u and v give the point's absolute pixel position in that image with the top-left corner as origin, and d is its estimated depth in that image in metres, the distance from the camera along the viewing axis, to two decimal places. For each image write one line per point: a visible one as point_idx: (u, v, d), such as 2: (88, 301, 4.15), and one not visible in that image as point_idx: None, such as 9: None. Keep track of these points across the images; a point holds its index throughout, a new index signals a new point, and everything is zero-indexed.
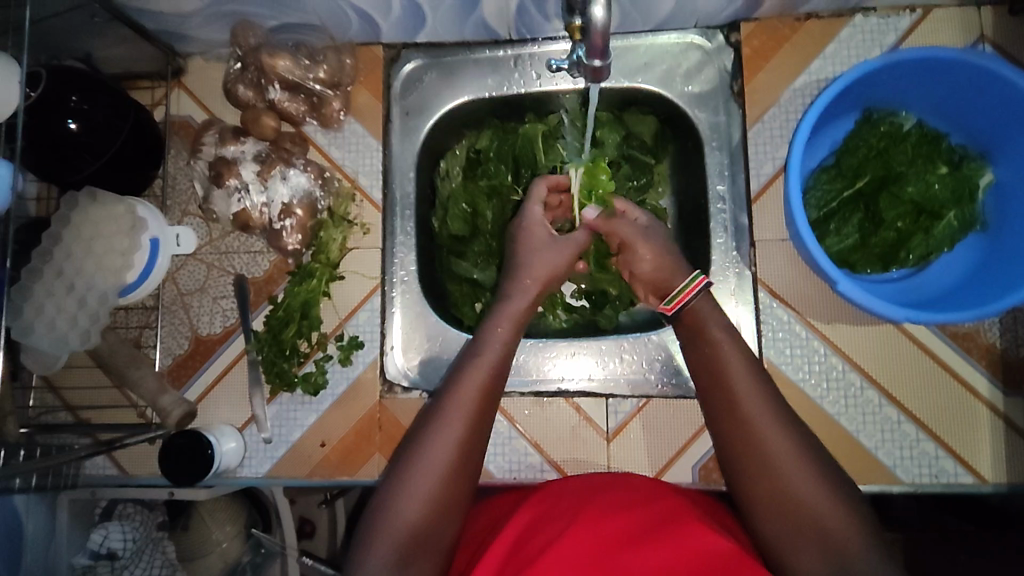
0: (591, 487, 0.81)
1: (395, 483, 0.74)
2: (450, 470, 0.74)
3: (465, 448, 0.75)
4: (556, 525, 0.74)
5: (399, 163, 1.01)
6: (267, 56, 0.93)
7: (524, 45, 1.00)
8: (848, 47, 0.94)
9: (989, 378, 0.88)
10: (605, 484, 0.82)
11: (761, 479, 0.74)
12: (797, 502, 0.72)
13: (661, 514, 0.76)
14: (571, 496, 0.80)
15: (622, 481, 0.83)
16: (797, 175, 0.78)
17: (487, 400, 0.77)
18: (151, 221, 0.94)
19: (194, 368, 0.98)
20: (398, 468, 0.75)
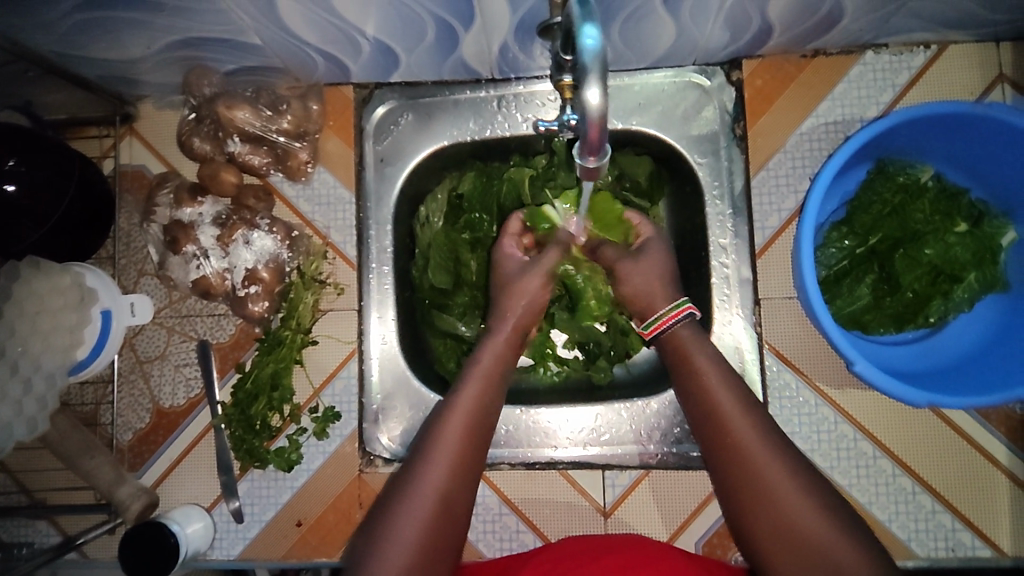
0: (583, 553, 0.75)
1: (377, 530, 0.65)
2: (439, 512, 0.66)
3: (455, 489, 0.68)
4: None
5: (374, 215, 0.92)
6: (223, 107, 0.87)
7: (508, 84, 0.92)
8: (858, 87, 0.87)
9: (1007, 445, 0.82)
10: (597, 550, 0.75)
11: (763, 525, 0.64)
12: (814, 545, 0.62)
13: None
14: (564, 562, 0.74)
15: (620, 545, 0.76)
16: (811, 226, 0.74)
17: (475, 436, 0.72)
18: (102, 292, 0.85)
19: (157, 444, 0.91)
20: (380, 514, 0.67)
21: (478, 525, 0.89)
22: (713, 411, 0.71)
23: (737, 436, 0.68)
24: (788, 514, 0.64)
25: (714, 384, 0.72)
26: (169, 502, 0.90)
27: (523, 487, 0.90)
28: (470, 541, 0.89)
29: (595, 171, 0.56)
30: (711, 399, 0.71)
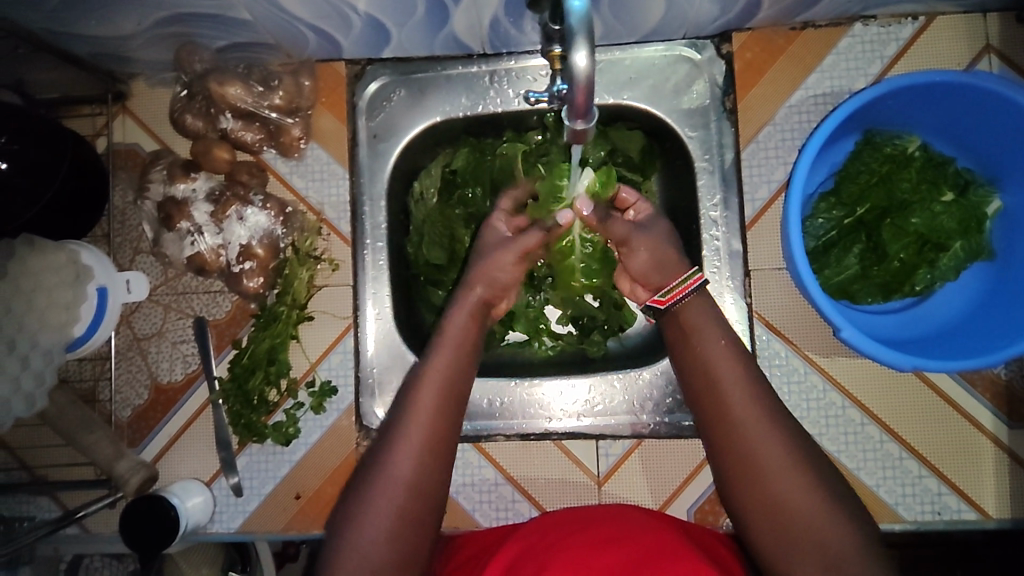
0: (572, 523, 0.77)
1: (351, 515, 0.67)
2: (410, 494, 0.67)
3: (425, 470, 0.69)
4: (537, 561, 0.70)
5: (367, 191, 0.92)
6: (216, 83, 0.87)
7: (500, 59, 0.92)
8: (846, 60, 0.87)
9: (992, 411, 0.84)
10: (587, 521, 0.77)
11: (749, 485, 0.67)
12: (796, 510, 0.66)
13: (651, 549, 0.71)
14: (554, 531, 0.76)
15: (612, 516, 0.78)
16: (798, 198, 0.75)
17: (442, 414, 0.71)
18: (97, 269, 0.86)
19: (155, 420, 0.92)
20: (355, 498, 0.69)
21: (473, 495, 0.91)
22: (712, 378, 0.71)
23: (734, 405, 0.69)
24: (773, 479, 0.67)
25: (719, 354, 0.72)
26: (168, 476, 0.91)
27: (518, 457, 0.91)
28: (466, 511, 0.91)
29: (582, 134, 0.59)
30: (713, 369, 0.71)
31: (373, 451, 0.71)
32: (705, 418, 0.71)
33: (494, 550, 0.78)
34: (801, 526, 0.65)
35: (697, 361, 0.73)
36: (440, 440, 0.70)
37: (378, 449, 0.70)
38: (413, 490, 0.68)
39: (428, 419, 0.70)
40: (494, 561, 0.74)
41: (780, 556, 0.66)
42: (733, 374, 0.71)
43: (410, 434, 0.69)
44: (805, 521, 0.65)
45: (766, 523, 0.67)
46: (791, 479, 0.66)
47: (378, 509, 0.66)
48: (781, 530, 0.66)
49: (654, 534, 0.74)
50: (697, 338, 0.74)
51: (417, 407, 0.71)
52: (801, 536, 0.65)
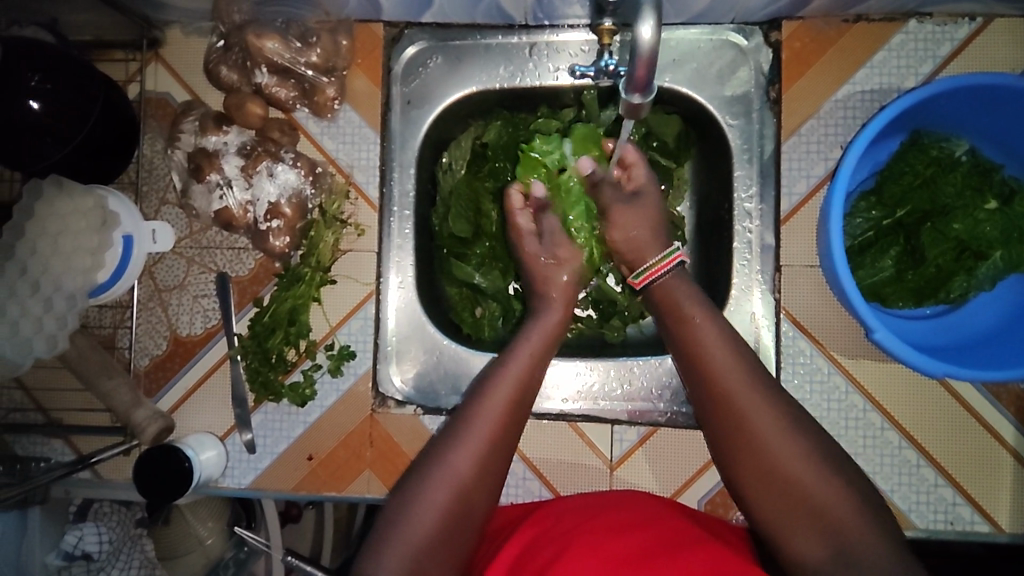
0: (589, 507, 0.77)
1: (447, 436, 0.74)
2: (468, 485, 0.71)
3: (483, 466, 0.72)
4: (555, 544, 0.70)
5: (398, 157, 0.91)
6: (253, 36, 0.85)
7: (541, 32, 0.90)
8: (898, 56, 0.85)
9: (1015, 425, 0.82)
10: (601, 507, 0.78)
11: (757, 473, 0.69)
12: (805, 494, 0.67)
13: (666, 537, 0.71)
14: (569, 515, 0.76)
15: (625, 500, 0.79)
16: (842, 192, 0.73)
17: (508, 418, 0.75)
18: (123, 216, 0.85)
19: (172, 371, 0.92)
20: (413, 480, 0.72)
21: None
22: (705, 357, 0.74)
23: (737, 396, 0.71)
24: (778, 460, 0.68)
25: (712, 345, 0.74)
26: (182, 429, 0.92)
27: (532, 436, 0.90)
28: None
29: (635, 110, 0.60)
30: (702, 349, 0.75)
31: (437, 440, 0.75)
32: (704, 403, 0.74)
33: (513, 530, 0.79)
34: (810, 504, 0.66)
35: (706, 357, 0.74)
36: (501, 441, 0.74)
37: (442, 439, 0.74)
38: (471, 479, 0.71)
39: (494, 420, 0.74)
40: (511, 543, 0.75)
41: (784, 537, 0.68)
42: (725, 357, 0.73)
43: (477, 429, 0.73)
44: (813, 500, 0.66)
45: (779, 505, 0.68)
46: (798, 464, 0.68)
47: (435, 490, 0.70)
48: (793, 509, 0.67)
49: (670, 527, 0.73)
50: (673, 316, 0.79)
51: (488, 407, 0.75)
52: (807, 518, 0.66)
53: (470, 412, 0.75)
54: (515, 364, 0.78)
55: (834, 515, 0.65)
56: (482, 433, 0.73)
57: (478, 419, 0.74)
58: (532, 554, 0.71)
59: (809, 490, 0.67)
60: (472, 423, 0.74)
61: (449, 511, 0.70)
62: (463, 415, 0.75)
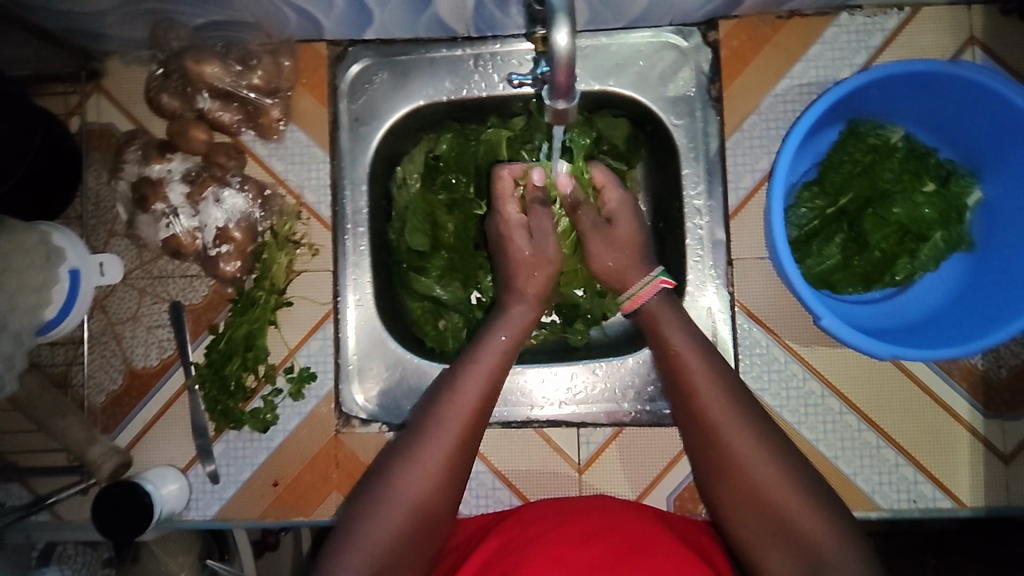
0: (557, 514, 0.77)
1: (408, 444, 0.73)
2: (434, 483, 0.71)
3: (446, 474, 0.72)
4: (514, 560, 0.70)
5: (349, 175, 0.91)
6: (192, 61, 0.85)
7: (485, 43, 0.91)
8: (832, 49, 0.87)
9: (969, 401, 0.84)
10: (567, 511, 0.77)
11: (727, 478, 0.71)
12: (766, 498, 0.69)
13: (631, 539, 0.72)
14: (534, 523, 0.76)
15: (596, 505, 0.78)
16: (782, 187, 0.74)
17: (477, 416, 0.75)
18: (69, 250, 0.84)
19: (130, 406, 0.90)
20: (378, 479, 0.72)
21: None
22: (681, 360, 0.76)
23: (703, 398, 0.73)
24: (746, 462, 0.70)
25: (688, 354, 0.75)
26: (142, 463, 0.89)
27: (499, 446, 0.90)
28: None
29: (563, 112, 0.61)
30: (679, 353, 0.76)
31: (404, 435, 0.74)
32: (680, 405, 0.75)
33: (480, 540, 0.78)
34: (773, 509, 0.68)
35: (674, 366, 0.76)
36: (462, 448, 0.73)
37: (409, 436, 0.74)
38: (430, 488, 0.71)
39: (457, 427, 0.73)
40: (477, 554, 0.74)
41: (744, 527, 0.70)
42: (697, 359, 0.75)
43: (445, 427, 0.73)
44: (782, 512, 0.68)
45: (744, 510, 0.70)
46: (767, 470, 0.69)
47: (397, 501, 0.70)
48: (761, 519, 0.69)
49: (635, 533, 0.73)
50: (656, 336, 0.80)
51: (456, 406, 0.74)
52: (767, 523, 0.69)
53: (438, 409, 0.74)
54: (484, 360, 0.78)
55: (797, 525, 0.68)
56: (450, 432, 0.73)
57: (447, 417, 0.74)
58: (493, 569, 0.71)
59: (777, 500, 0.68)
60: (440, 422, 0.73)
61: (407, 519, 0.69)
62: (424, 421, 0.74)
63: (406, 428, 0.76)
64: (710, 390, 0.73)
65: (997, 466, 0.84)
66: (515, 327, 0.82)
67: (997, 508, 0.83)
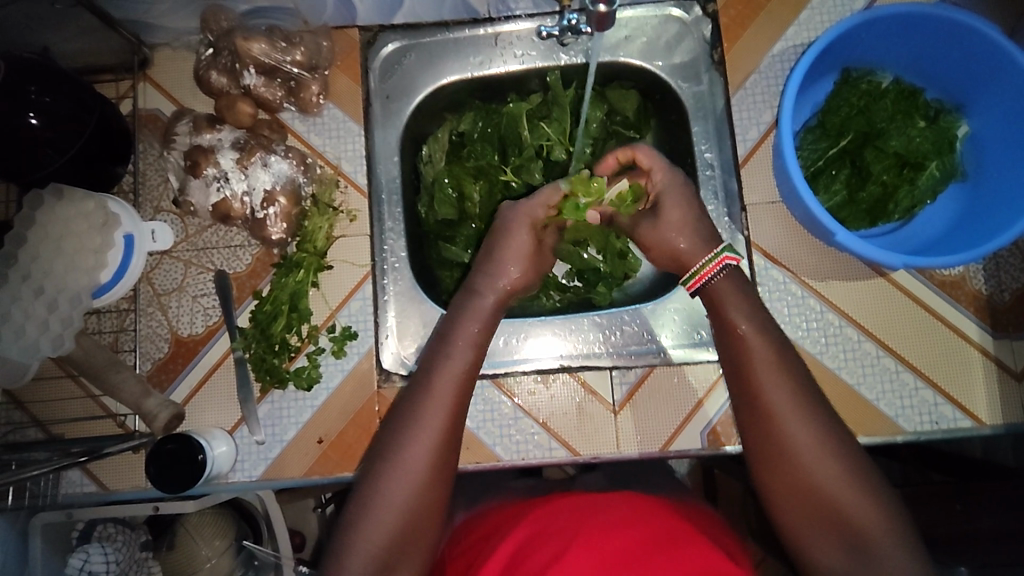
0: (585, 502, 0.81)
1: (409, 409, 0.75)
2: (434, 465, 0.73)
3: (447, 431, 0.75)
4: (552, 545, 0.74)
5: (382, 149, 0.98)
6: (241, 39, 0.90)
7: (505, 23, 0.99)
8: (820, 13, 0.96)
9: (978, 323, 0.89)
10: (595, 502, 0.80)
11: (757, 425, 0.73)
12: (786, 447, 0.71)
13: (652, 538, 0.75)
14: (565, 512, 0.79)
15: (621, 498, 0.82)
16: (789, 134, 0.80)
17: (458, 405, 0.76)
18: (124, 217, 0.88)
19: (176, 371, 0.93)
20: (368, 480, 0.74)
21: (494, 431, 0.93)
22: (720, 306, 0.78)
23: (747, 343, 0.75)
24: (770, 408, 0.72)
25: (726, 293, 0.79)
26: (189, 424, 0.92)
27: (535, 393, 0.93)
28: (487, 446, 0.93)
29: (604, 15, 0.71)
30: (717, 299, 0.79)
31: (386, 436, 0.75)
32: (725, 352, 0.77)
33: (509, 525, 0.82)
34: (790, 459, 0.71)
35: (715, 313, 0.79)
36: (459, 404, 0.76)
37: (393, 436, 0.75)
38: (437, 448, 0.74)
39: (450, 384, 0.76)
40: (508, 540, 0.78)
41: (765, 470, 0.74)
42: (735, 304, 0.78)
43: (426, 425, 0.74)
44: (797, 460, 0.71)
45: (765, 456, 0.73)
46: (789, 418, 0.72)
47: (405, 463, 0.73)
48: (789, 487, 0.72)
49: (656, 529, 0.76)
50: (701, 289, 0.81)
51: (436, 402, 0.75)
52: (783, 470, 0.72)
53: (424, 393, 0.76)
54: (462, 354, 0.78)
55: (814, 478, 0.71)
56: (432, 430, 0.74)
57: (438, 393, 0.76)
58: (528, 556, 0.74)
59: (804, 469, 0.71)
60: (431, 389, 0.76)
61: (420, 479, 0.73)
62: (422, 384, 0.77)
63: (397, 410, 0.78)
64: (751, 356, 0.74)
65: (1012, 384, 0.88)
66: (490, 317, 0.82)
67: (1014, 425, 0.88)
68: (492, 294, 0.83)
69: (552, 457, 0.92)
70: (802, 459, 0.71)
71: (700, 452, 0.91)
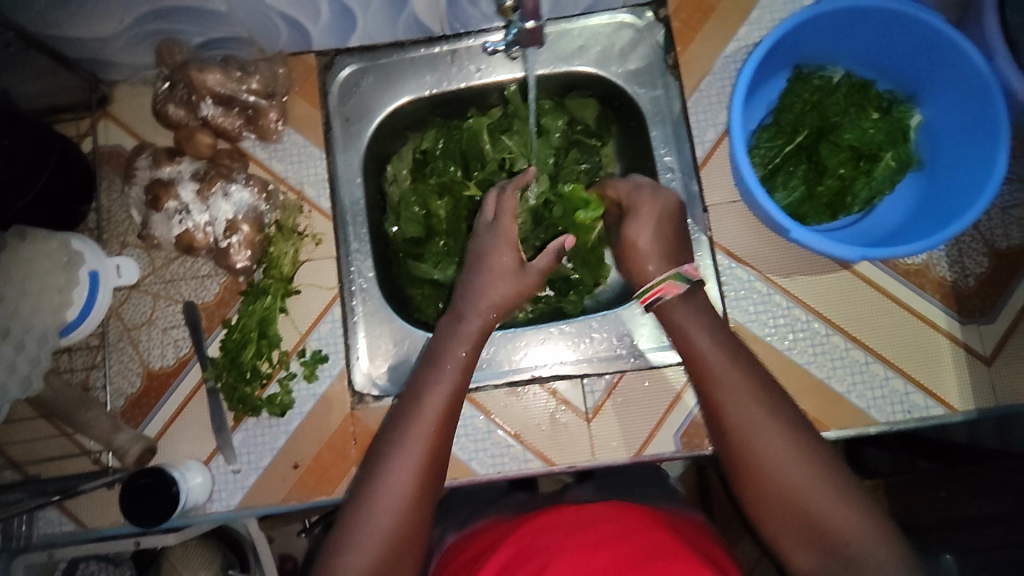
0: (569, 518, 0.79)
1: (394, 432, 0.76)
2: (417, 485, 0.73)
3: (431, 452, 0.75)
4: (535, 561, 0.73)
5: (344, 171, 0.98)
6: (195, 71, 0.91)
7: (460, 40, 1.00)
8: (769, 12, 0.97)
9: (945, 310, 0.89)
10: (580, 518, 0.79)
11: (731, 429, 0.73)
12: (763, 448, 0.71)
13: (644, 548, 0.73)
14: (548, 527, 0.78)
15: (608, 511, 0.80)
16: (741, 136, 0.80)
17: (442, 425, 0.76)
18: (88, 254, 0.88)
19: (149, 406, 0.93)
20: (348, 512, 0.73)
21: (468, 445, 0.93)
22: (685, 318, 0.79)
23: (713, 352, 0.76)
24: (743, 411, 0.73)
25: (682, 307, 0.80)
26: (164, 456, 0.92)
27: (508, 406, 0.93)
28: (462, 461, 0.92)
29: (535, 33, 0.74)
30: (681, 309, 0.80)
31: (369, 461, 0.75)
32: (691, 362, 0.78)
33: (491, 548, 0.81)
34: (768, 459, 0.71)
35: (681, 324, 0.80)
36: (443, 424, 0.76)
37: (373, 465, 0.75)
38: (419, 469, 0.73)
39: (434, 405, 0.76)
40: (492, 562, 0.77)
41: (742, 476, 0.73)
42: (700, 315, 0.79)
43: (405, 452, 0.73)
44: (774, 460, 0.71)
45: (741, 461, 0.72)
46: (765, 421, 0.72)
47: (388, 485, 0.72)
48: (768, 491, 0.71)
49: (647, 540, 0.75)
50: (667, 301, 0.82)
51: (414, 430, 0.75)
52: (761, 472, 0.71)
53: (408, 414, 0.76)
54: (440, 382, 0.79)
55: (790, 478, 0.70)
56: (412, 456, 0.73)
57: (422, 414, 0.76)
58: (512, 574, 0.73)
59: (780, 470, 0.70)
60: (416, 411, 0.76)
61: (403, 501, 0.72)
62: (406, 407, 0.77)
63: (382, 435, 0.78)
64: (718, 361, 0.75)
65: (982, 368, 0.88)
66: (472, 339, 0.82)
67: (987, 409, 0.87)
68: (471, 317, 0.83)
69: (527, 469, 0.92)
70: (779, 459, 0.70)
71: (675, 455, 0.91)
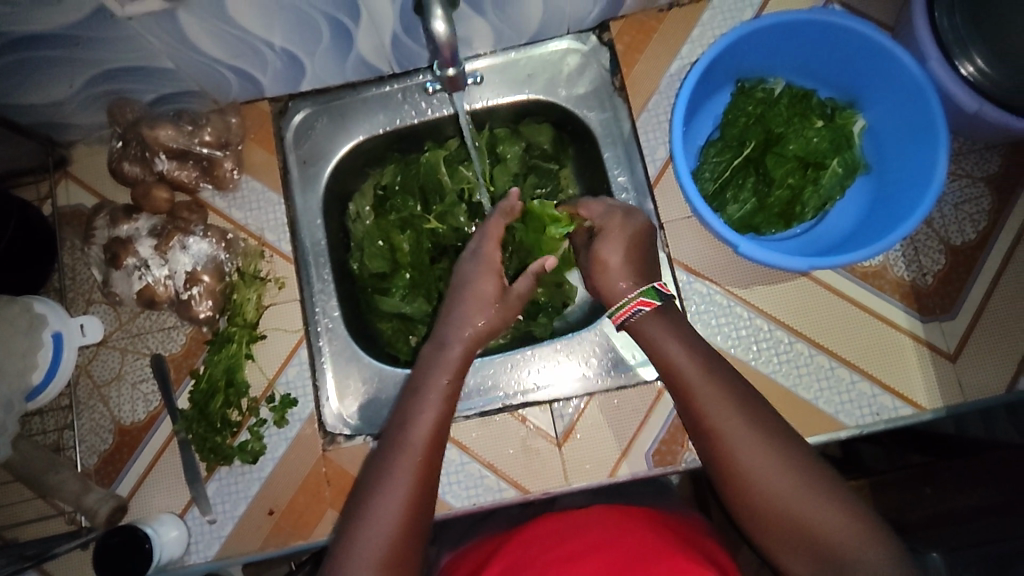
0: (558, 531, 0.79)
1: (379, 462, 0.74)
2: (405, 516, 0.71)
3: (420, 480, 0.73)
4: None
5: (304, 214, 0.99)
6: (147, 128, 0.93)
7: (410, 77, 1.01)
8: (711, 29, 0.98)
9: (905, 309, 0.90)
10: (569, 530, 0.78)
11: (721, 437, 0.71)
12: (751, 456, 0.70)
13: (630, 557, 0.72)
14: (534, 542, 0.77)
15: (594, 520, 0.79)
16: (683, 160, 0.81)
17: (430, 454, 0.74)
18: (51, 316, 0.90)
19: (122, 462, 0.93)
20: (338, 552, 0.70)
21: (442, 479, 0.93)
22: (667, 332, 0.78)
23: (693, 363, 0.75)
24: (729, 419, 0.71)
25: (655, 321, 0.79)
26: (139, 511, 0.92)
27: (480, 436, 0.93)
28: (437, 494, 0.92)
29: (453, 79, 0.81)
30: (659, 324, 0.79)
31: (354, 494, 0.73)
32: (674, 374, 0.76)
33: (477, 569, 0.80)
34: (758, 466, 0.69)
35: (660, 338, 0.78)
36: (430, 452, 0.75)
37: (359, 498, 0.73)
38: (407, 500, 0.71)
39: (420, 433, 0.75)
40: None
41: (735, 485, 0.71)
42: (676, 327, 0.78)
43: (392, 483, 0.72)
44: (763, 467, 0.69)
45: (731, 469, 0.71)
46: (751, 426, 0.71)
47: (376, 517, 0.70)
48: (759, 497, 0.69)
49: (633, 547, 0.74)
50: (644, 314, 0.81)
51: (402, 461, 0.73)
52: (754, 479, 0.69)
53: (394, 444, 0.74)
54: (426, 410, 0.77)
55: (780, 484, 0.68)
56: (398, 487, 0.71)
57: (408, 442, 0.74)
58: None
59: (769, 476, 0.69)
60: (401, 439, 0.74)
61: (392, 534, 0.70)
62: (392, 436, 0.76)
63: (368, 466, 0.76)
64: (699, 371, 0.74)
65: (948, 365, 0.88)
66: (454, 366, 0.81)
67: (956, 406, 0.87)
68: (451, 342, 0.82)
69: (503, 498, 0.92)
70: (766, 466, 0.69)
71: (650, 473, 0.91)
